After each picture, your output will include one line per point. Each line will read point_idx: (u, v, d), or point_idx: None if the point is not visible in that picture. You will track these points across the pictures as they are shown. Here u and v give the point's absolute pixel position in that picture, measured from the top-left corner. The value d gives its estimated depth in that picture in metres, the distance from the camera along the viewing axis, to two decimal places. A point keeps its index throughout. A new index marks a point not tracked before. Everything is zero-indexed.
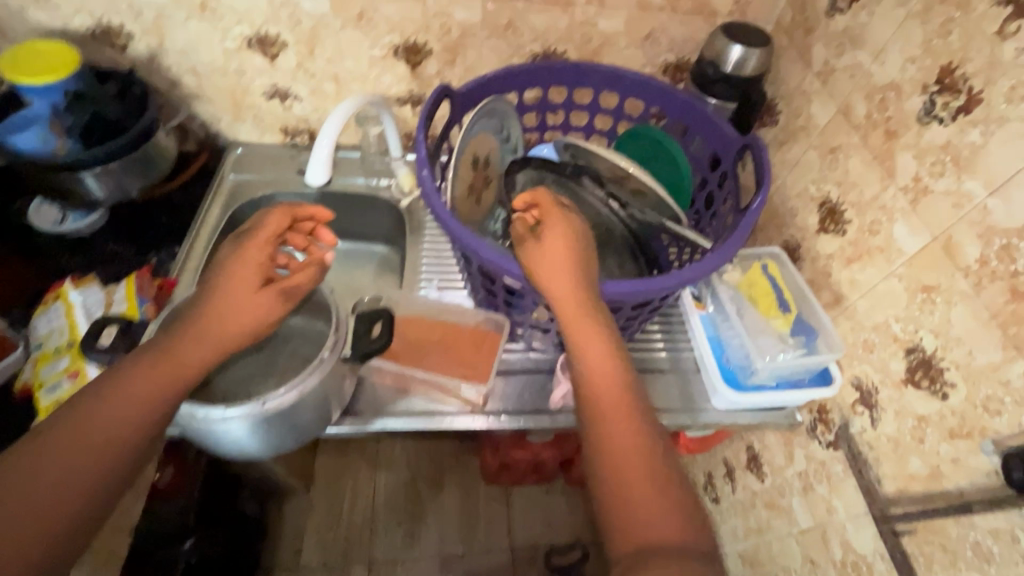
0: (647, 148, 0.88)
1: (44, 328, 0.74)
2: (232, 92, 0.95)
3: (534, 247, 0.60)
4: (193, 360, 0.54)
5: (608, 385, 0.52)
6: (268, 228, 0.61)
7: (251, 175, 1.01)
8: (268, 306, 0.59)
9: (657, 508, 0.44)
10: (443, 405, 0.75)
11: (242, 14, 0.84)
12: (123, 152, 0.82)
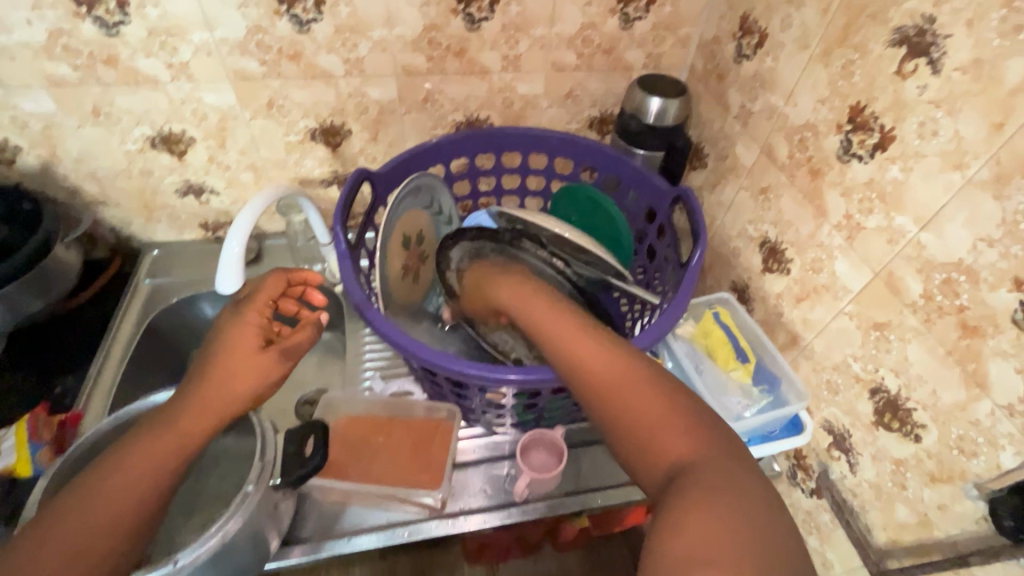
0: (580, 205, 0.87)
1: None
2: (140, 194, 0.88)
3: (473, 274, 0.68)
4: (198, 427, 0.51)
5: (579, 333, 0.50)
6: (265, 292, 0.60)
7: (169, 277, 0.93)
8: (271, 366, 0.56)
9: (669, 422, 0.42)
10: (399, 514, 0.67)
11: (140, 115, 0.79)
12: (12, 275, 0.73)
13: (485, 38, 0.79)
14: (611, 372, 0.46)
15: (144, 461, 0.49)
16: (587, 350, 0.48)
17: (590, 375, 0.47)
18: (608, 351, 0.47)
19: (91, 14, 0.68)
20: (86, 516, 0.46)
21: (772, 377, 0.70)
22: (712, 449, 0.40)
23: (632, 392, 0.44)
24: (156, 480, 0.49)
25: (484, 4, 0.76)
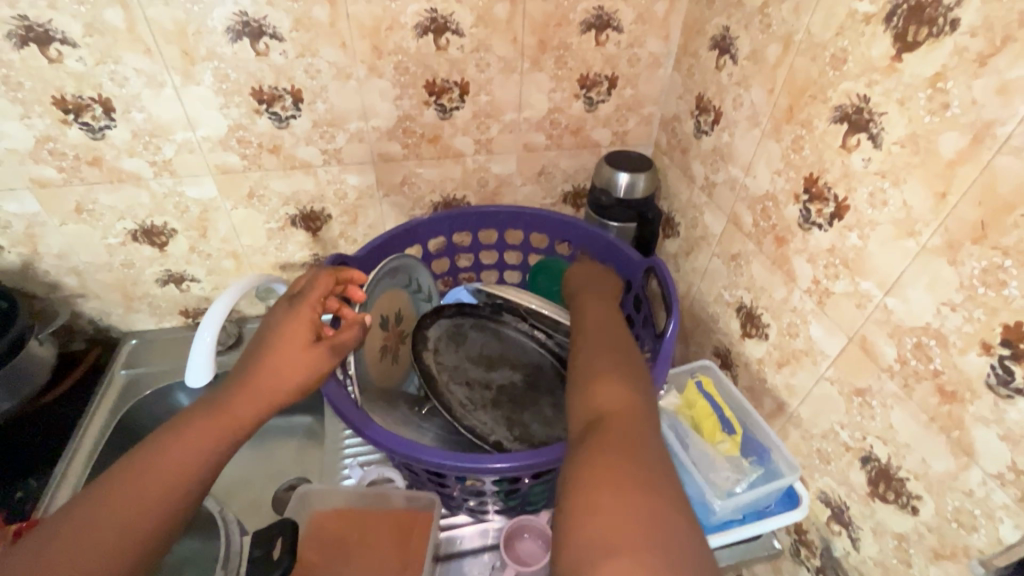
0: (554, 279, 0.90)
1: None
2: (121, 285, 0.89)
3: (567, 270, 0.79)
4: (246, 416, 0.51)
5: (606, 329, 0.58)
6: (320, 288, 0.60)
7: (143, 366, 0.91)
8: (318, 361, 0.55)
9: (617, 384, 0.46)
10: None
11: (122, 210, 0.81)
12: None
13: (457, 124, 0.83)
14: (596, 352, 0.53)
15: (190, 449, 0.49)
16: (606, 334, 0.57)
17: (585, 352, 0.54)
18: (610, 342, 0.55)
19: (77, 120, 0.72)
20: (145, 483, 0.46)
21: (762, 450, 0.68)
22: (644, 415, 0.44)
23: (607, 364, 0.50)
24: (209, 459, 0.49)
25: (455, 95, 0.81)
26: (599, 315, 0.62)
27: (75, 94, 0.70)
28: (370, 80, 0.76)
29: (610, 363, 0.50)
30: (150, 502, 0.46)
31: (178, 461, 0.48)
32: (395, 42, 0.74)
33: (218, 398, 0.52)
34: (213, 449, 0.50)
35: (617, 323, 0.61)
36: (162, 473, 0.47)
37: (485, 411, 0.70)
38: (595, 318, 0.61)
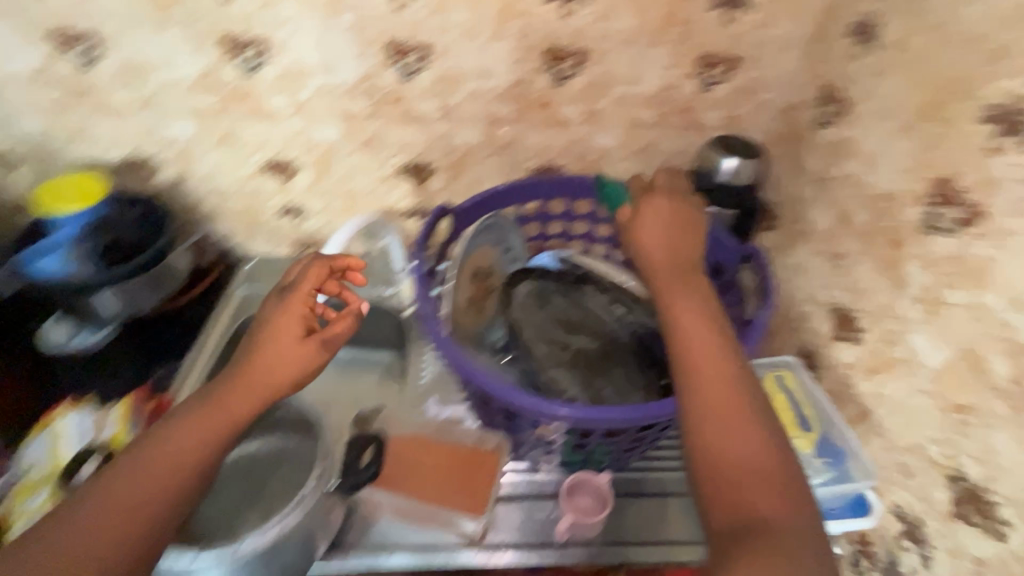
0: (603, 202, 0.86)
1: (29, 456, 0.74)
2: (247, 213, 0.99)
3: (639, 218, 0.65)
4: (239, 409, 0.56)
5: (710, 351, 0.52)
6: (299, 296, 0.63)
7: (257, 286, 1.01)
8: (309, 357, 0.60)
9: (767, 487, 0.45)
10: (436, 539, 0.69)
11: (258, 143, 0.90)
12: (127, 277, 0.83)
13: (569, 92, 0.85)
14: (712, 387, 0.50)
15: (173, 457, 0.52)
16: (711, 365, 0.51)
17: (693, 386, 0.50)
18: (718, 364, 0.51)
19: (236, 57, 0.80)
20: (138, 479, 0.51)
21: (839, 453, 0.66)
22: (795, 520, 0.44)
23: (733, 413, 0.49)
24: (200, 455, 0.54)
25: (572, 63, 0.82)
26: (690, 308, 0.55)
27: (238, 34, 0.78)
28: (494, 41, 0.79)
29: (731, 410, 0.49)
30: (142, 507, 0.50)
31: (167, 465, 0.52)
32: (524, 6, 0.76)
33: (201, 400, 0.57)
34: (203, 446, 0.54)
35: (716, 320, 0.55)
36: (151, 483, 0.51)
37: (563, 369, 0.75)
38: (689, 319, 0.55)
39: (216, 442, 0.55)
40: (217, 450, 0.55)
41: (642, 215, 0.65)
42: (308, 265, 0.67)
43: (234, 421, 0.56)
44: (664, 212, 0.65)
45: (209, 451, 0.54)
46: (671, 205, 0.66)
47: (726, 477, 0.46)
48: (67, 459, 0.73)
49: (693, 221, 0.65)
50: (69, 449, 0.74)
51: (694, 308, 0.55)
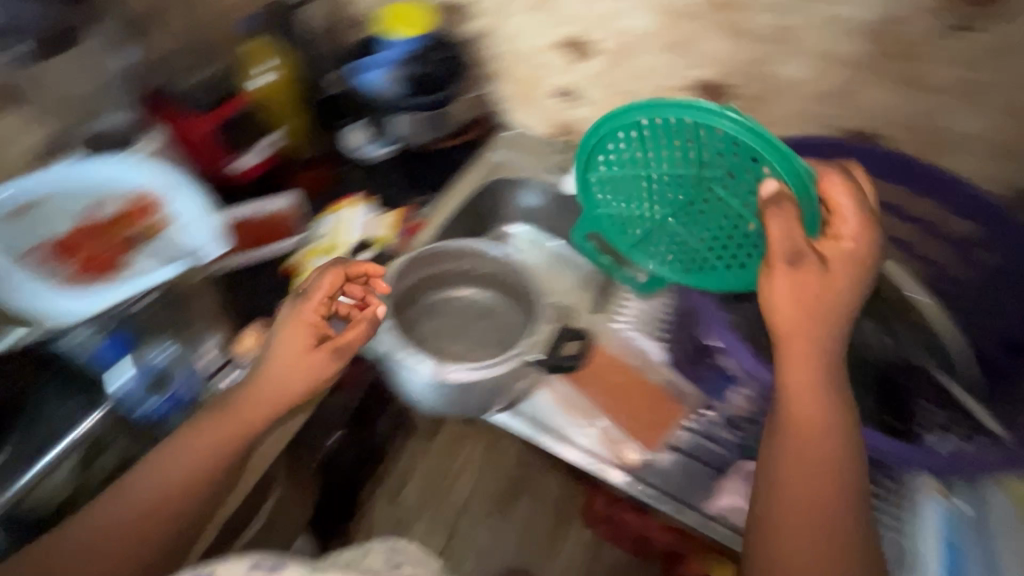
0: (692, 141, 0.64)
1: (321, 227, 0.88)
2: (525, 83, 1.00)
3: (779, 273, 0.55)
4: (241, 437, 0.63)
5: (814, 434, 0.55)
6: (306, 310, 0.65)
7: (514, 156, 1.04)
8: (322, 366, 0.64)
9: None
10: (576, 438, 0.75)
11: (572, 17, 0.87)
12: (420, 108, 0.96)
13: (957, 49, 0.67)
14: (804, 440, 0.55)
15: (184, 464, 0.62)
16: (807, 454, 0.54)
17: (789, 440, 0.55)
18: (818, 418, 0.55)
19: None
20: (163, 476, 0.61)
21: (968, 558, 0.62)
22: None
23: (818, 468, 0.54)
24: (208, 461, 0.62)
25: (981, 12, 0.64)
26: (808, 355, 0.55)
27: None
28: None
29: (817, 463, 0.54)
30: (161, 512, 0.61)
31: (194, 458, 0.62)
32: None
33: (210, 412, 0.64)
34: (218, 447, 0.62)
35: (829, 368, 0.56)
36: (175, 489, 0.61)
37: None
38: (804, 367, 0.56)
39: (221, 456, 0.62)
40: (226, 453, 0.63)
41: (792, 280, 0.54)
42: (330, 266, 0.68)
43: (240, 439, 0.63)
44: (838, 271, 0.55)
45: (224, 451, 0.63)
46: (853, 253, 0.56)
47: (788, 522, 0.53)
48: (348, 241, 0.85)
49: (858, 286, 0.55)
50: (351, 234, 0.86)
51: (815, 362, 0.55)
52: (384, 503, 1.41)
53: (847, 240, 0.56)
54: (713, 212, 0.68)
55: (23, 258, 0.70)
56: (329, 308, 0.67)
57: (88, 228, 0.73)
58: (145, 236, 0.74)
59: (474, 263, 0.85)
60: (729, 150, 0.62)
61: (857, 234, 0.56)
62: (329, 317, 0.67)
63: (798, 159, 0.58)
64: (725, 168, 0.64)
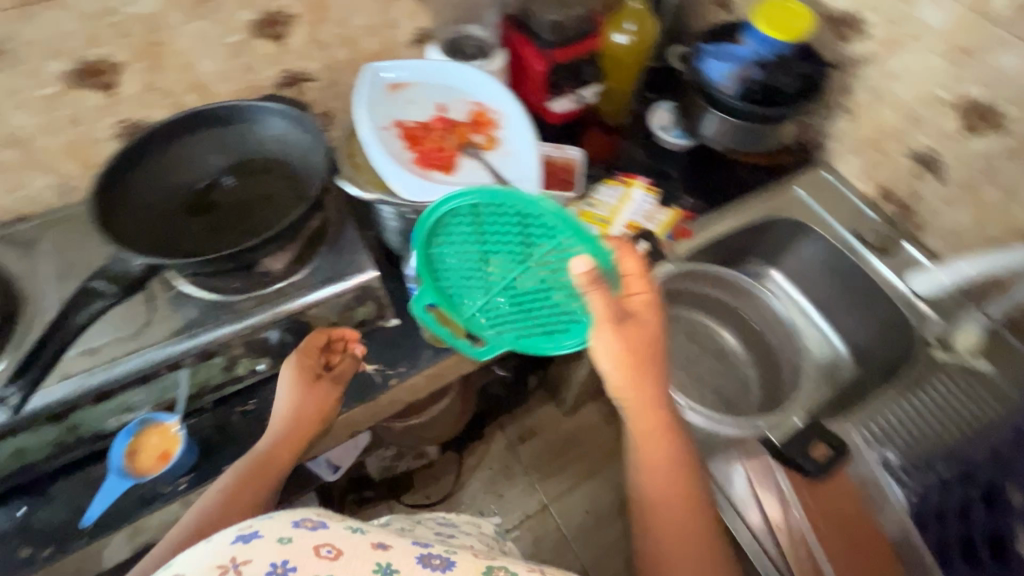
0: (482, 210, 0.58)
1: (601, 195, 0.84)
2: (881, 132, 0.86)
3: (610, 341, 0.49)
4: (283, 466, 0.65)
5: (683, 517, 0.53)
6: (302, 358, 0.70)
7: (818, 203, 0.93)
8: (322, 397, 0.70)
9: None
10: (745, 508, 0.68)
11: (993, 78, 0.71)
12: (745, 118, 0.87)
13: None
14: (671, 520, 0.53)
15: (244, 494, 0.61)
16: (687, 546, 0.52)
17: (663, 522, 0.53)
18: (677, 486, 0.54)
19: None
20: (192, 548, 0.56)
21: None
22: None
23: (690, 548, 0.52)
24: (262, 485, 0.63)
25: None
26: (658, 433, 0.53)
27: None
28: None
29: (688, 546, 0.52)
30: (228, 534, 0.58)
31: (246, 497, 0.61)
32: None
33: (243, 464, 0.64)
34: (258, 490, 0.62)
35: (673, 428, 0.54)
36: (237, 487, 0.62)
37: None
38: (661, 444, 0.54)
39: (277, 479, 0.64)
40: (269, 486, 0.63)
41: (620, 338, 0.49)
42: (311, 332, 0.74)
43: (288, 458, 0.66)
44: (650, 318, 0.51)
45: (266, 488, 0.63)
46: (648, 301, 0.51)
47: None
48: (622, 220, 0.81)
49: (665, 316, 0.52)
50: (629, 219, 0.82)
51: (665, 433, 0.53)
52: (500, 444, 1.47)
53: (645, 294, 0.51)
54: (529, 304, 0.61)
55: (386, 129, 0.69)
56: (321, 364, 0.72)
57: (439, 123, 0.71)
58: (478, 144, 0.69)
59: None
60: (545, 232, 0.53)
61: (636, 278, 0.50)
62: (323, 368, 0.72)
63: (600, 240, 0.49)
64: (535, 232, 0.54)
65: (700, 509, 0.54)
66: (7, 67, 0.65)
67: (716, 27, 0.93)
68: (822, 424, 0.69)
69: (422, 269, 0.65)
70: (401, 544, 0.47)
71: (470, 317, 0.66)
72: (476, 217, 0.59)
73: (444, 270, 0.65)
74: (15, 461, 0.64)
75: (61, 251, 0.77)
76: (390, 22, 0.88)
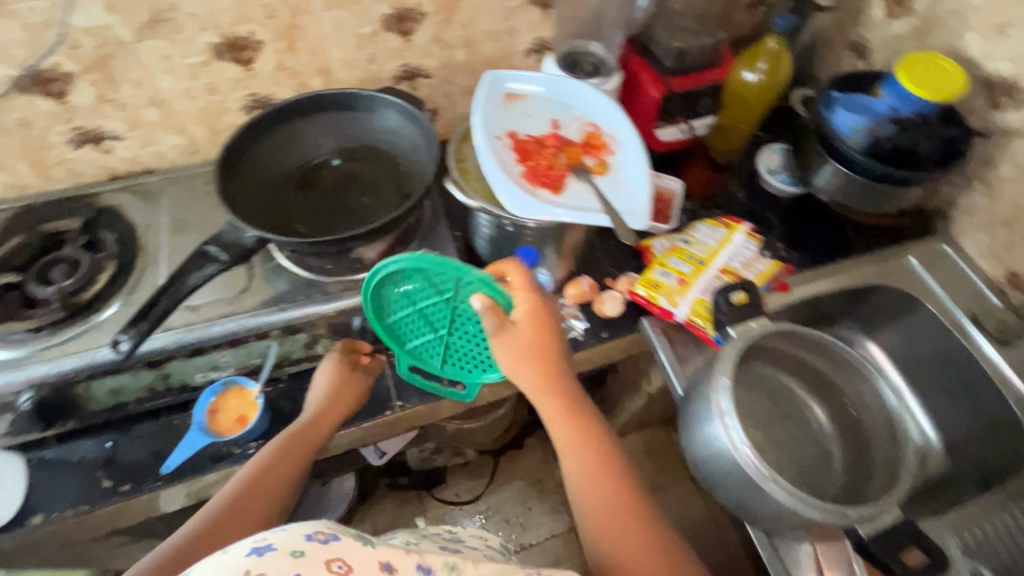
0: (406, 290, 0.69)
1: (700, 233, 0.82)
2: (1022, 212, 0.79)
3: (509, 345, 0.64)
4: (304, 453, 0.66)
5: (603, 477, 0.61)
6: (341, 364, 0.73)
7: (934, 278, 0.85)
8: (346, 393, 0.71)
9: None
10: None
11: None
12: (868, 175, 0.82)
13: None
14: (602, 494, 0.60)
15: (268, 478, 0.62)
16: (611, 498, 0.60)
17: (591, 497, 0.61)
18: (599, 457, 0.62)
19: None
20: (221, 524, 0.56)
21: None
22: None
23: (619, 516, 0.59)
24: (287, 467, 0.64)
25: None
26: (565, 415, 0.64)
27: None
28: None
29: (621, 519, 0.59)
30: (252, 515, 0.59)
31: (275, 479, 0.62)
32: None
33: (268, 449, 0.65)
34: (283, 475, 0.63)
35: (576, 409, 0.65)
36: (269, 467, 0.63)
37: None
38: (574, 424, 0.64)
39: (301, 461, 0.66)
40: (294, 470, 0.65)
41: (509, 339, 0.64)
42: (344, 339, 0.76)
43: (310, 445, 0.67)
44: (542, 317, 0.65)
45: (289, 472, 0.64)
46: (534, 310, 0.65)
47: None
48: (719, 263, 0.78)
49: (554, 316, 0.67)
50: (725, 263, 0.78)
51: (572, 413, 0.65)
52: (538, 456, 1.46)
53: (523, 294, 0.66)
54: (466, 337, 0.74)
55: (499, 138, 0.68)
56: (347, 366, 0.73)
57: (552, 139, 0.70)
58: (589, 167, 0.67)
59: (845, 396, 0.69)
60: (446, 279, 0.66)
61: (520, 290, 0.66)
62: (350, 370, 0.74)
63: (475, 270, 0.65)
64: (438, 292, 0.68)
65: (624, 480, 0.62)
66: (166, 34, 0.70)
67: (854, 71, 0.87)
68: (916, 527, 0.62)
69: (392, 344, 0.75)
70: (410, 561, 0.47)
71: (442, 362, 0.76)
72: (409, 296, 0.70)
73: (408, 342, 0.75)
74: (113, 398, 0.69)
75: (179, 208, 0.82)
76: (513, 29, 0.88)
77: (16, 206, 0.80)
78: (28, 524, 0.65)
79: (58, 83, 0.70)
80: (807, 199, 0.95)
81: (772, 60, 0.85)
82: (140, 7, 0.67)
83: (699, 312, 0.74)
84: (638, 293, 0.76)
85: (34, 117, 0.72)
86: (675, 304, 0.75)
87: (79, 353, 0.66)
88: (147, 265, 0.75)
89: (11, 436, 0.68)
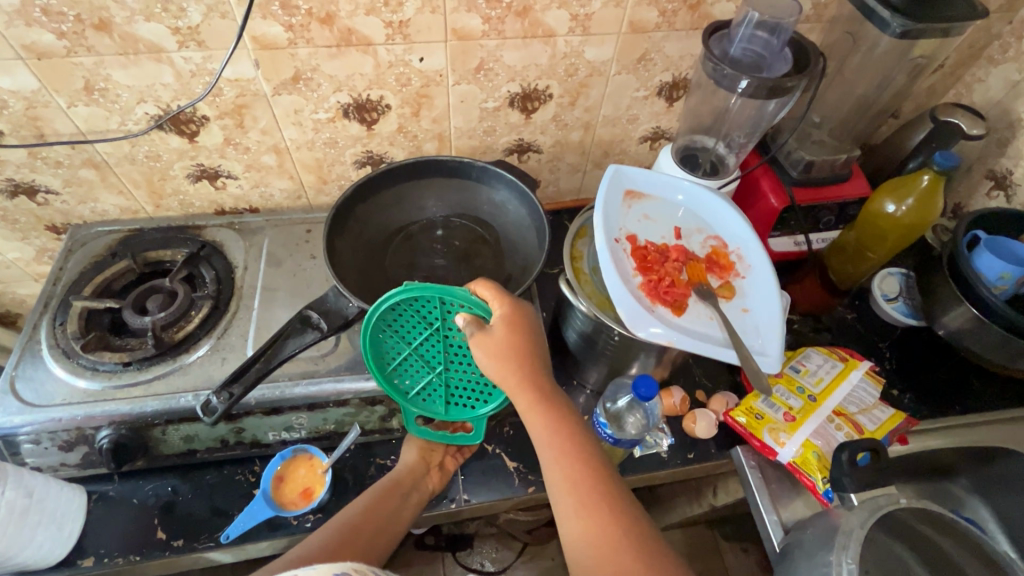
0: (397, 325, 0.62)
1: (812, 364, 0.76)
2: None
3: (484, 343, 0.56)
4: (388, 513, 0.65)
5: (577, 475, 0.54)
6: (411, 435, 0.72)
7: None
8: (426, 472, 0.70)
9: None
10: None
11: None
12: (1004, 327, 0.72)
13: None
14: (589, 517, 0.52)
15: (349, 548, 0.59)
16: (584, 496, 0.53)
17: (579, 525, 0.52)
18: (589, 476, 0.54)
19: None
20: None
21: None
22: None
23: (611, 540, 0.50)
24: (369, 531, 0.62)
25: None
26: (536, 413, 0.56)
27: None
28: None
29: (609, 536, 0.51)
30: None
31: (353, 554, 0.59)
32: None
33: (354, 512, 0.63)
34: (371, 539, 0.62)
35: (552, 402, 0.57)
36: (369, 512, 0.64)
37: None
38: (558, 440, 0.55)
39: (384, 523, 0.64)
40: (374, 535, 0.62)
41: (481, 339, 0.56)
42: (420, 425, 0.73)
43: (400, 509, 0.66)
44: (520, 321, 0.58)
45: (370, 536, 0.62)
46: (513, 315, 0.58)
47: None
48: (831, 404, 0.71)
49: (535, 319, 0.60)
50: (839, 403, 0.71)
51: (545, 408, 0.56)
52: None
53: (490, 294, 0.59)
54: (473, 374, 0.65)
55: (619, 241, 0.64)
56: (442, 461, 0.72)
57: (675, 249, 0.66)
58: (714, 288, 0.64)
59: None
60: (431, 306, 0.60)
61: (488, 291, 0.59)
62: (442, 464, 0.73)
63: (456, 290, 0.58)
64: (439, 315, 0.60)
65: (618, 498, 0.53)
66: (304, 90, 0.71)
67: (1017, 213, 0.79)
68: None
69: (391, 391, 0.64)
70: None
71: (449, 407, 0.66)
72: (402, 333, 0.62)
73: (410, 389, 0.65)
74: (184, 444, 0.67)
75: (276, 251, 0.82)
76: (634, 117, 0.86)
77: (126, 229, 0.82)
78: (77, 565, 0.63)
79: (193, 124, 0.72)
80: (928, 336, 0.87)
81: (922, 198, 0.76)
82: (284, 67, 0.68)
83: (807, 459, 0.66)
84: (738, 421, 0.70)
85: (163, 151, 0.74)
86: (780, 443, 0.68)
87: (162, 396, 0.65)
88: (238, 308, 0.74)
89: (80, 467, 0.67)
